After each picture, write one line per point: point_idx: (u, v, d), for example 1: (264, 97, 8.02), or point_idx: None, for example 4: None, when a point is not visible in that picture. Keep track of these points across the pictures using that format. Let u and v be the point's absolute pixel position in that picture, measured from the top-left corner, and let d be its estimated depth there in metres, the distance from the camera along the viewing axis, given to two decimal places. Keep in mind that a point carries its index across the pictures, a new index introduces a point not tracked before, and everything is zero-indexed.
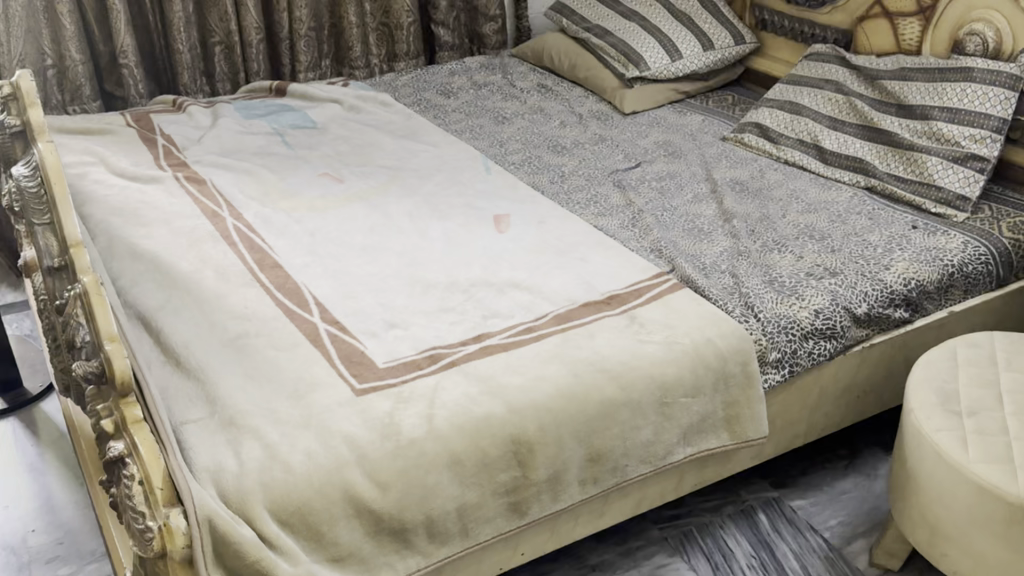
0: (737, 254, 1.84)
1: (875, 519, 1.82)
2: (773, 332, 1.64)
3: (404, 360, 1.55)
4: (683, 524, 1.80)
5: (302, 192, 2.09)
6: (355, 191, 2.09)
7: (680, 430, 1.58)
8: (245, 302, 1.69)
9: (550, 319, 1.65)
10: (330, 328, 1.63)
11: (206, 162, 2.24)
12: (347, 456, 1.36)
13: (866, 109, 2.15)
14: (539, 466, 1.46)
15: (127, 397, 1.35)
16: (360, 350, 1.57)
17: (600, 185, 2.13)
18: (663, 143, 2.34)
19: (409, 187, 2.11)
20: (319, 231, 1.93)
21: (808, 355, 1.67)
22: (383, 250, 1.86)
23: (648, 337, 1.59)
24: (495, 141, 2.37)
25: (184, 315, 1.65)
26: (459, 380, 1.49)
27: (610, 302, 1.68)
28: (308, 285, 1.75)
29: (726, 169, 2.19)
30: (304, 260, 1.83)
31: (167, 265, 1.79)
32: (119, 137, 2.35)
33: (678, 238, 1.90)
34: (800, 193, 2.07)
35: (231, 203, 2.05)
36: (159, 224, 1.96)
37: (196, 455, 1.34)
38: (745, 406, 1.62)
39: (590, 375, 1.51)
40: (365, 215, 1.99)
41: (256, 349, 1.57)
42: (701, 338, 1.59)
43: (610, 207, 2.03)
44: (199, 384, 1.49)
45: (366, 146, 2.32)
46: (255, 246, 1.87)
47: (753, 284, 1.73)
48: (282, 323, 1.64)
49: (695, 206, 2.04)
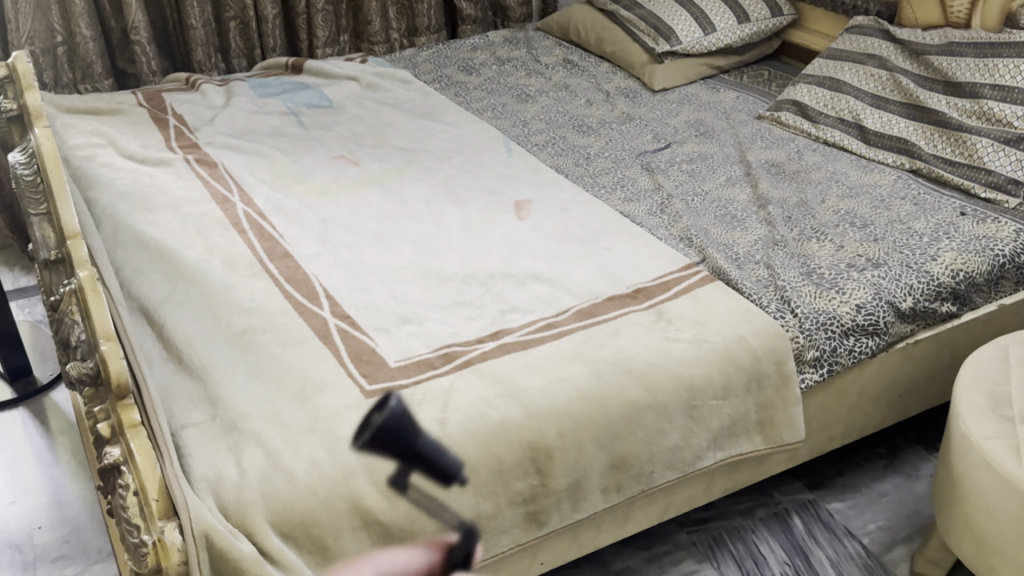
0: (773, 242, 1.73)
1: (915, 524, 1.73)
2: (811, 329, 1.54)
3: (417, 359, 1.46)
4: (713, 528, 1.71)
5: (315, 175, 2.01)
6: (370, 174, 2.00)
7: (710, 434, 1.47)
8: (252, 294, 1.62)
9: (571, 315, 1.55)
10: (340, 324, 1.55)
11: (218, 143, 2.16)
12: (354, 464, 1.28)
13: (911, 86, 2.03)
14: (558, 474, 1.37)
15: (124, 399, 1.29)
16: (370, 348, 1.49)
17: (627, 168, 2.02)
18: (694, 123, 2.23)
19: (426, 171, 2.01)
20: (332, 217, 1.84)
21: (849, 352, 1.56)
22: (399, 239, 1.77)
23: (675, 335, 1.49)
24: (517, 120, 2.26)
25: (188, 308, 1.58)
26: (474, 382, 1.41)
27: (636, 296, 1.59)
28: (319, 276, 1.67)
29: (760, 151, 2.08)
30: (315, 249, 1.75)
31: (173, 254, 1.72)
32: (129, 117, 2.28)
33: (709, 226, 1.80)
34: (840, 176, 1.96)
35: (242, 188, 1.97)
36: (166, 210, 1.88)
37: (195, 462, 1.27)
38: (780, 408, 1.51)
39: (613, 377, 1.42)
40: (379, 200, 1.90)
41: (263, 345, 1.49)
42: (732, 336, 1.49)
43: (637, 192, 1.93)
44: (199, 383, 1.41)
45: (382, 126, 2.22)
46: (265, 234, 1.79)
47: (790, 277, 1.63)
48: (290, 318, 1.56)
49: (728, 190, 1.93)
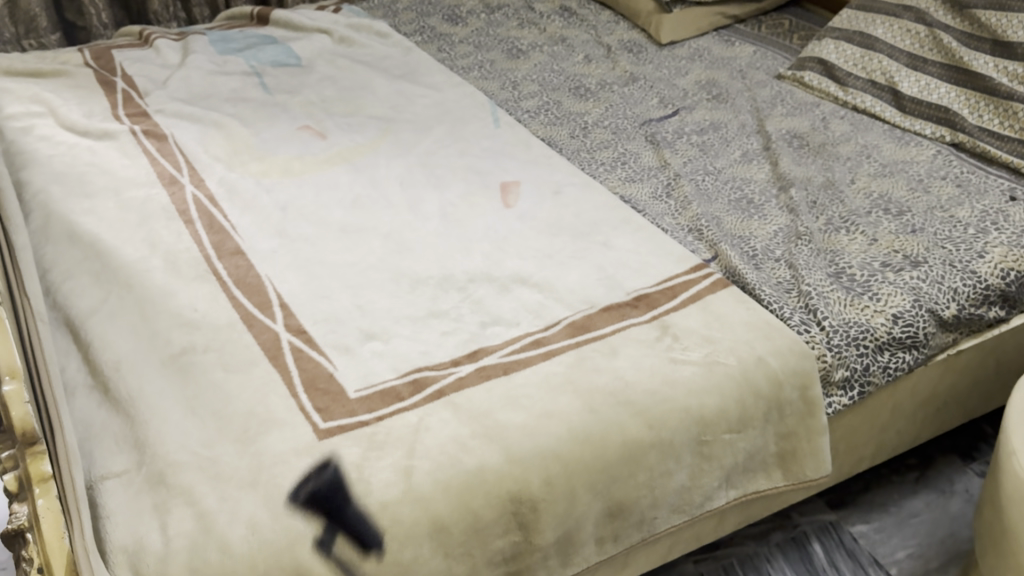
0: (796, 235, 1.52)
1: (950, 552, 1.54)
2: (840, 346, 1.33)
3: (382, 387, 1.26)
4: (723, 556, 1.53)
5: (277, 150, 1.78)
6: (338, 149, 1.77)
7: (722, 472, 1.26)
8: (195, 303, 1.41)
9: (561, 330, 1.34)
10: (294, 341, 1.34)
11: (170, 112, 1.93)
12: (300, 527, 1.07)
13: (953, 45, 1.79)
14: (546, 528, 1.16)
15: (36, 447, 0.97)
16: (328, 373, 1.28)
17: (629, 140, 1.80)
18: (705, 83, 1.99)
19: (401, 144, 1.79)
20: (292, 204, 1.62)
21: (883, 370, 1.36)
22: (368, 229, 1.55)
23: (681, 356, 1.28)
24: (507, 81, 2.03)
25: (119, 321, 1.37)
26: (447, 419, 1.20)
27: (635, 306, 1.37)
28: (273, 278, 1.46)
29: (779, 120, 1.84)
30: (272, 244, 1.53)
31: (108, 252, 1.51)
32: (73, 78, 2.04)
33: (722, 214, 1.58)
34: (872, 151, 1.73)
35: (194, 166, 1.75)
36: (106, 194, 1.67)
37: (113, 527, 1.07)
38: (804, 439, 1.30)
39: (609, 410, 1.21)
40: (347, 181, 1.67)
41: (203, 369, 1.29)
42: (749, 356, 1.28)
43: (640, 171, 1.71)
44: (125, 420, 1.21)
45: (356, 89, 1.99)
46: (216, 225, 1.58)
47: (816, 279, 1.42)
48: (237, 333, 1.35)
49: (743, 168, 1.70)
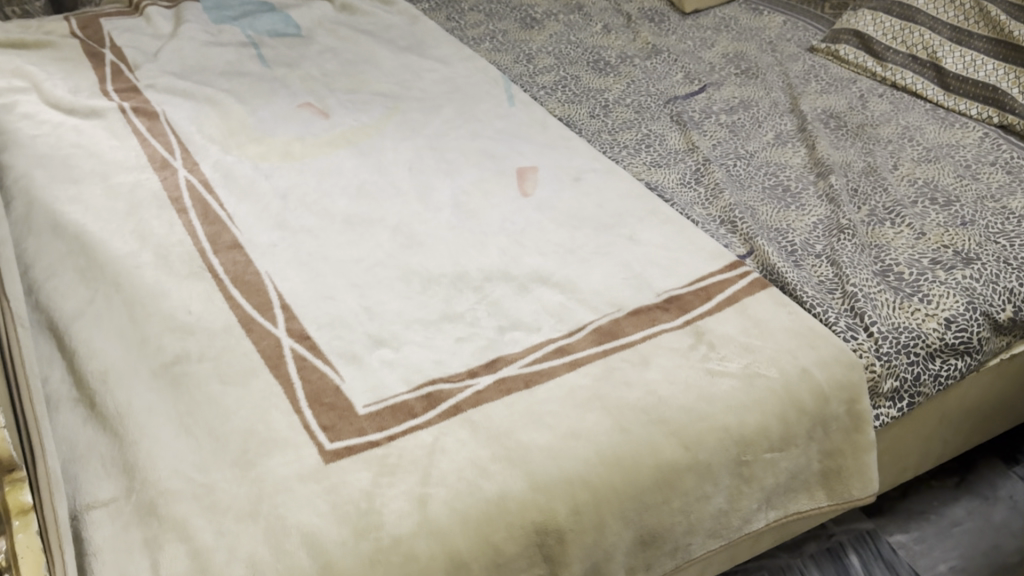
0: (837, 227, 1.41)
1: (994, 565, 1.45)
2: (890, 354, 1.22)
3: (392, 402, 1.16)
4: (754, 570, 1.44)
5: (276, 130, 1.66)
6: (342, 130, 1.66)
7: (762, 494, 1.16)
8: (189, 305, 1.30)
9: (586, 336, 1.24)
10: (297, 348, 1.23)
11: (161, 87, 1.81)
12: (306, 566, 0.97)
13: (1002, 18, 1.66)
14: (574, 561, 1.06)
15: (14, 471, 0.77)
16: (334, 386, 1.18)
17: (653, 120, 1.68)
18: (732, 57, 1.87)
19: (410, 125, 1.67)
20: (293, 191, 1.51)
21: (934, 379, 1.26)
22: (375, 220, 1.44)
23: (718, 367, 1.18)
24: (521, 54, 1.92)
25: (106, 325, 1.26)
26: (465, 439, 1.10)
27: (667, 309, 1.26)
28: (273, 276, 1.35)
29: (813, 98, 1.72)
30: (272, 238, 1.42)
31: (94, 246, 1.40)
32: (58, 49, 1.92)
33: (756, 203, 1.47)
34: (914, 133, 1.61)
35: (187, 149, 1.63)
36: (93, 179, 1.55)
37: (100, 565, 0.97)
38: (850, 456, 1.20)
39: (642, 430, 1.11)
40: (352, 166, 1.56)
41: (198, 381, 1.18)
42: (792, 367, 1.18)
43: (666, 156, 1.59)
44: (112, 439, 1.11)
45: (359, 63, 1.87)
46: (211, 215, 1.47)
47: (862, 278, 1.31)
48: (234, 339, 1.25)
49: (777, 151, 1.59)
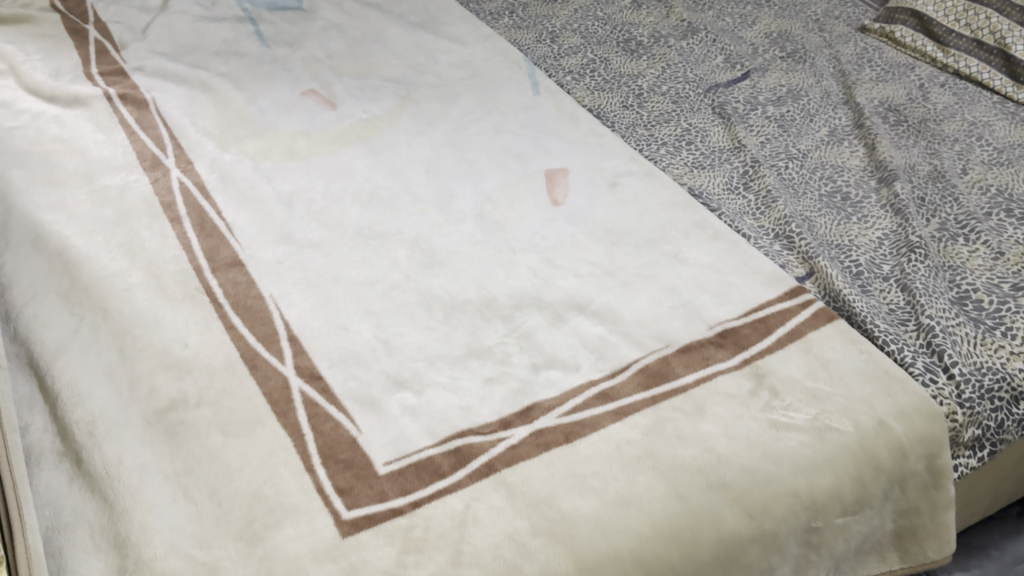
0: (906, 244, 1.27)
1: None
2: (972, 400, 1.10)
3: (417, 458, 1.02)
4: None
5: (278, 123, 1.51)
6: (350, 124, 1.50)
7: (831, 561, 1.03)
8: (185, 336, 1.16)
9: (632, 378, 1.10)
10: (306, 390, 1.10)
11: (151, 70, 1.65)
12: None
13: None
14: None
15: None
16: (350, 439, 1.04)
17: (693, 112, 1.54)
18: (776, 38, 1.73)
19: (425, 118, 1.51)
20: (299, 197, 1.36)
21: (1018, 424, 1.13)
22: (390, 233, 1.29)
23: (783, 419, 1.05)
24: (544, 32, 1.76)
25: (92, 363, 1.12)
26: (500, 506, 0.97)
27: (721, 346, 1.13)
28: (278, 300, 1.21)
29: (869, 87, 1.57)
30: (275, 253, 1.28)
31: (78, 264, 1.25)
32: (37, 25, 1.75)
33: (812, 213, 1.33)
34: (982, 130, 1.47)
35: (180, 145, 1.48)
36: (76, 182, 1.40)
37: None
38: (927, 516, 1.07)
39: (702, 497, 0.98)
40: (363, 167, 1.41)
41: (197, 432, 1.05)
42: (867, 420, 1.05)
43: (710, 154, 1.45)
44: (101, 506, 0.98)
45: (368, 44, 1.71)
46: (208, 225, 1.33)
47: (937, 307, 1.18)
48: (236, 380, 1.11)
49: (833, 150, 1.44)
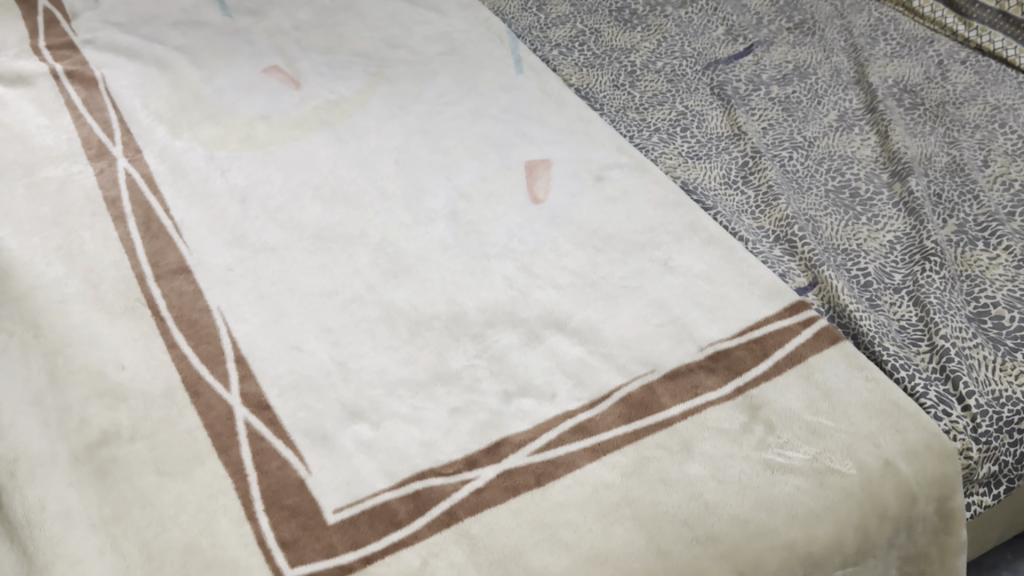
0: (920, 249, 1.15)
1: None
2: (990, 434, 0.99)
3: (371, 505, 0.92)
4: None
5: (236, 105, 1.39)
6: (315, 106, 1.38)
7: None
8: (123, 357, 1.06)
9: (613, 409, 0.99)
10: (253, 422, 0.99)
11: (103, 44, 1.52)
12: None
13: None
14: None
15: None
16: (298, 481, 0.94)
17: (690, 93, 1.41)
18: (782, 7, 1.60)
19: (397, 99, 1.39)
20: (255, 192, 1.25)
21: None
22: (353, 235, 1.18)
23: (779, 459, 0.94)
24: None
25: (19, 389, 1.02)
26: (461, 564, 0.87)
27: (712, 372, 1.02)
28: (227, 313, 1.10)
29: (882, 65, 1.44)
30: (227, 257, 1.16)
31: (9, 273, 1.14)
32: None
33: (817, 212, 1.21)
34: (1006, 113, 1.34)
35: (129, 130, 1.35)
36: (14, 173, 1.28)
37: None
38: (936, 563, 0.97)
39: (687, 553, 0.88)
40: (326, 158, 1.29)
41: (130, 472, 0.95)
42: (873, 460, 0.94)
43: (707, 143, 1.32)
44: (19, 560, 0.88)
45: (339, 15, 1.58)
46: (154, 224, 1.21)
47: (953, 325, 1.06)
48: (176, 409, 1.01)
49: (841, 139, 1.32)
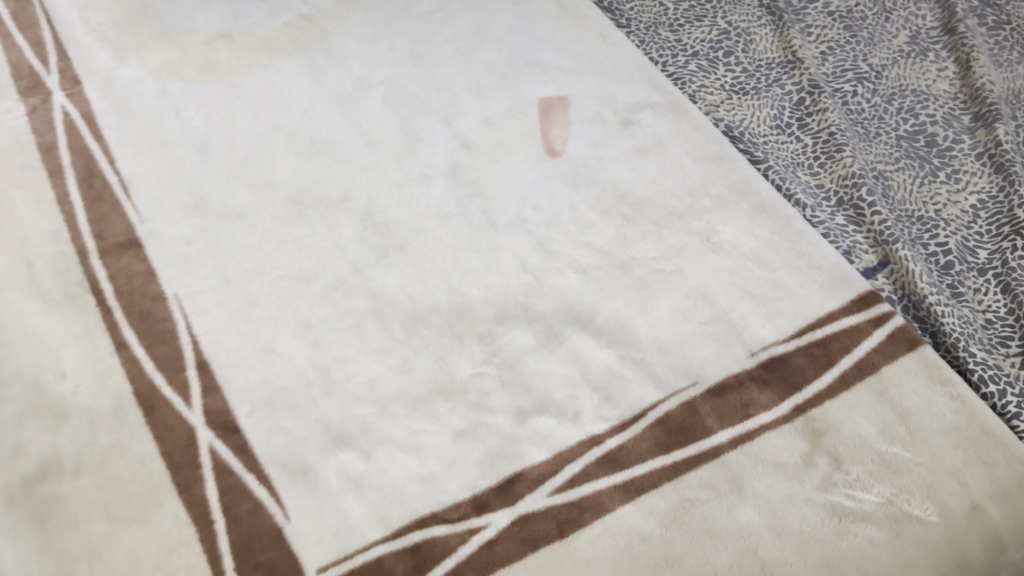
0: (1011, 218, 0.97)
1: None
2: None
3: (359, 562, 0.76)
4: None
5: (192, 20, 1.16)
6: (285, 23, 1.16)
7: None
8: (62, 362, 0.87)
9: (648, 434, 0.83)
10: (219, 449, 0.83)
11: None
12: None
13: None
14: None
15: None
16: (274, 530, 0.78)
17: (735, 6, 1.21)
18: None
19: (384, 15, 1.17)
20: (217, 138, 1.05)
21: None
22: (335, 199, 0.99)
23: (846, 503, 0.79)
24: None
25: None
26: None
27: (765, 386, 0.86)
28: (186, 301, 0.92)
29: None
30: (185, 227, 0.97)
31: None
32: None
33: (886, 167, 1.03)
34: None
35: (66, 53, 1.13)
36: None
37: None
38: None
39: None
40: (302, 95, 1.08)
41: (74, 518, 0.77)
42: (959, 503, 0.79)
43: (755, 72, 1.13)
44: None
45: None
46: (98, 182, 1.01)
47: None
48: (127, 432, 0.83)
49: (914, 68, 1.12)
